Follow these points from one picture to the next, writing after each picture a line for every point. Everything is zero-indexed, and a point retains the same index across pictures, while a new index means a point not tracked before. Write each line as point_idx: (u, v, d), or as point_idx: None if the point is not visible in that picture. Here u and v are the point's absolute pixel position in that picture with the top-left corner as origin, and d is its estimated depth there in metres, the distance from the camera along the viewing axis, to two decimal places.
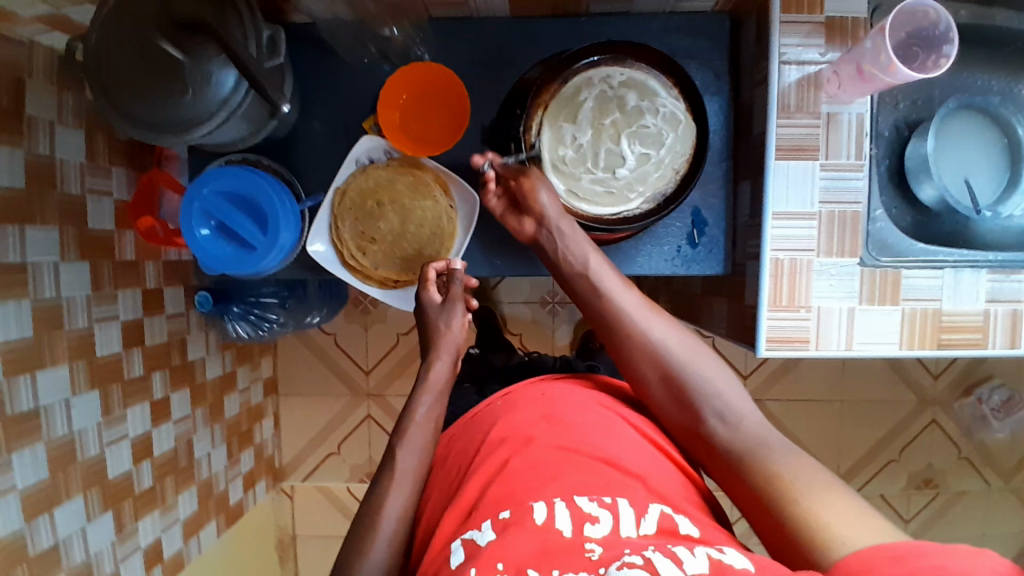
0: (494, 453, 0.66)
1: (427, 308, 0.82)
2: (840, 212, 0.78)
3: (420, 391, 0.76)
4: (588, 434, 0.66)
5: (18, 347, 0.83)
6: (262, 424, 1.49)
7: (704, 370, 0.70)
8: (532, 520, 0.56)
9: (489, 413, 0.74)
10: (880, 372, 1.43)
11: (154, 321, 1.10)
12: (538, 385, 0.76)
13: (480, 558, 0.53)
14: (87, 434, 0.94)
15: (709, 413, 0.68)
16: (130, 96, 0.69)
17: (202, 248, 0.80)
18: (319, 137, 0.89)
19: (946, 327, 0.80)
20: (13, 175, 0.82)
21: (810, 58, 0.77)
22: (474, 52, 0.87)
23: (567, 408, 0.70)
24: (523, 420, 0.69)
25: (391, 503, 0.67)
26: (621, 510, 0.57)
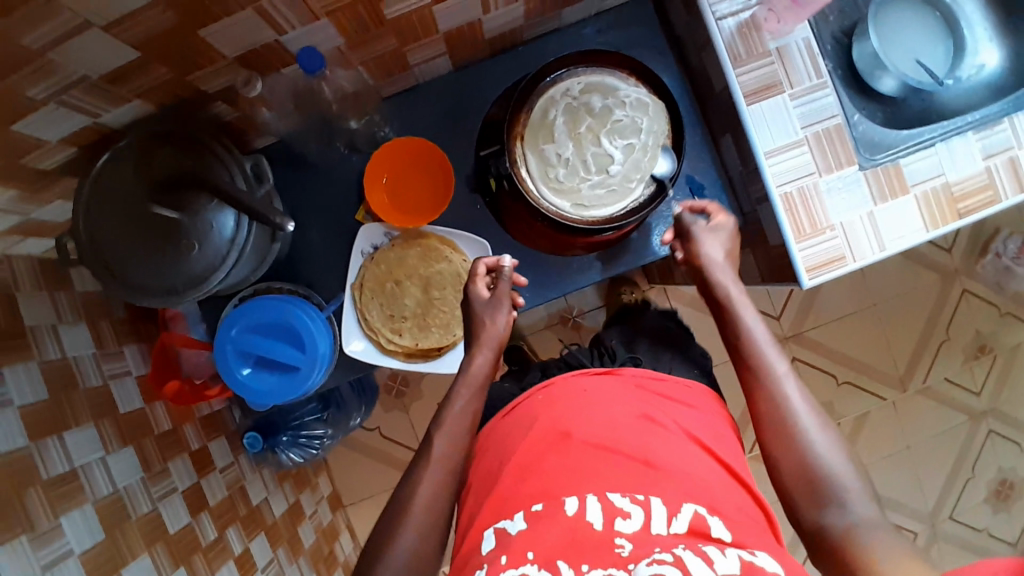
0: (531, 447, 0.70)
1: (472, 301, 0.80)
2: (824, 130, 0.81)
3: (456, 386, 0.77)
4: (633, 427, 0.69)
5: (96, 553, 0.79)
6: (340, 540, 1.43)
7: (840, 466, 0.66)
8: (563, 514, 0.62)
9: (527, 407, 0.75)
10: (898, 265, 1.46)
11: (210, 479, 1.07)
12: (577, 379, 0.76)
13: (511, 549, 0.61)
14: None
15: (827, 502, 0.65)
16: (139, 269, 0.70)
17: (248, 387, 0.80)
18: (317, 243, 0.90)
19: (959, 196, 0.82)
20: (35, 387, 0.79)
21: (740, 7, 0.81)
22: (434, 114, 0.90)
23: (609, 407, 0.72)
24: (565, 414, 0.72)
25: (423, 492, 0.70)
26: (654, 507, 0.62)
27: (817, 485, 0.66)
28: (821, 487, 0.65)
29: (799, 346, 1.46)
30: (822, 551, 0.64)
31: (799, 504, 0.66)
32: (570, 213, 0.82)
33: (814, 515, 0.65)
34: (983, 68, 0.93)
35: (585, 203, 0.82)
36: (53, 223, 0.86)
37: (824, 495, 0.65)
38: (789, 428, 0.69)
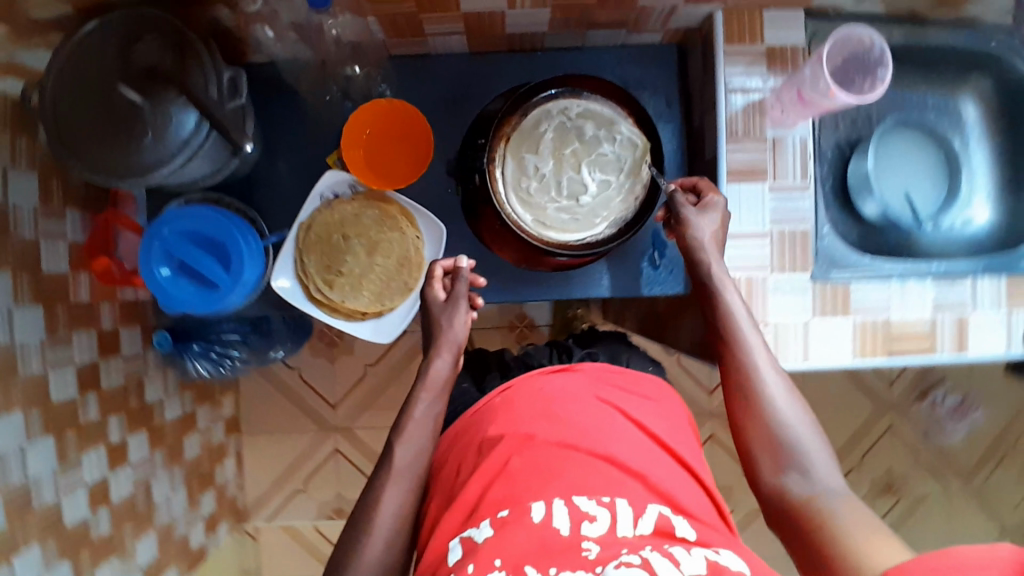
0: (494, 450, 0.69)
1: (431, 305, 0.80)
2: (790, 230, 0.83)
3: (418, 390, 0.76)
4: (587, 427, 0.70)
5: None
6: (223, 466, 1.45)
7: (803, 432, 0.69)
8: (529, 519, 0.61)
9: (487, 410, 0.76)
10: (838, 381, 1.48)
11: (110, 364, 1.07)
12: (537, 379, 0.77)
13: (478, 556, 0.59)
14: (42, 481, 0.90)
15: (791, 466, 0.68)
16: (90, 144, 0.69)
17: (162, 289, 0.79)
18: (282, 173, 0.89)
19: (896, 336, 0.84)
20: None
21: (753, 86, 0.82)
22: (435, 88, 0.90)
23: (569, 404, 0.72)
24: (524, 415, 0.71)
25: (387, 499, 0.71)
26: (619, 508, 0.62)
27: (783, 450, 0.69)
28: (782, 451, 0.69)
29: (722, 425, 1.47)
30: (783, 514, 0.67)
31: (764, 466, 0.69)
32: (530, 228, 0.82)
33: (779, 483, 0.68)
34: (974, 219, 0.95)
35: (547, 222, 0.82)
36: (33, 70, 0.86)
37: (788, 460, 0.68)
38: (752, 401, 0.71)
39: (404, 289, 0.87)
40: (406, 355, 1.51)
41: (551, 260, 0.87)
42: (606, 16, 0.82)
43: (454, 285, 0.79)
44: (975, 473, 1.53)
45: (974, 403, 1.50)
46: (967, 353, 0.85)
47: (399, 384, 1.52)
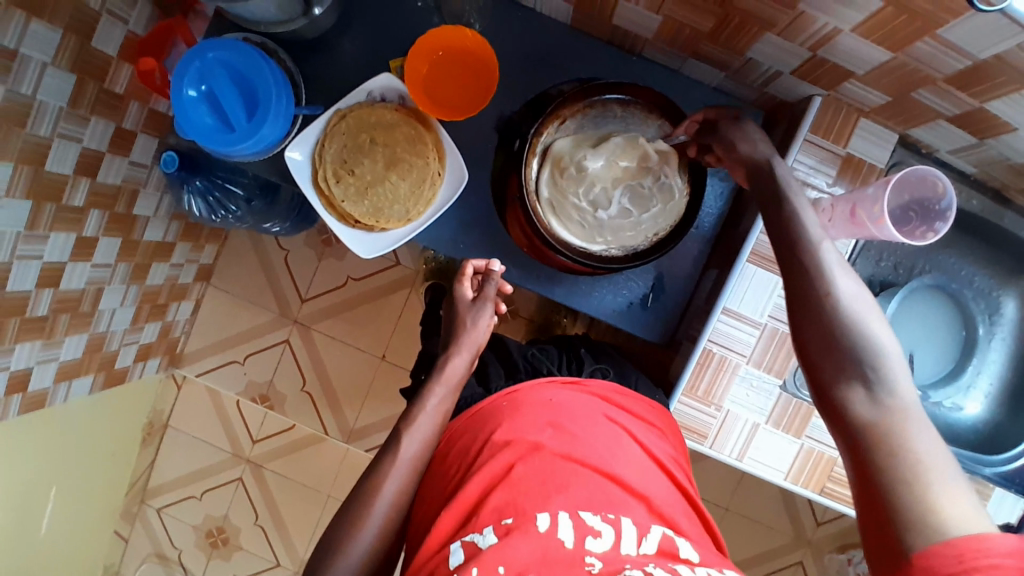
0: (497, 454, 0.67)
1: (458, 302, 0.84)
2: (784, 332, 0.80)
3: (432, 383, 0.77)
4: (596, 445, 0.70)
5: None
6: (179, 304, 1.45)
7: (877, 341, 0.56)
8: (534, 528, 0.59)
9: (493, 410, 0.75)
10: (772, 499, 1.46)
11: (115, 160, 1.09)
12: (545, 389, 0.77)
13: (481, 561, 0.56)
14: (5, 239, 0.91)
15: (855, 373, 0.56)
16: None
17: (182, 107, 0.79)
18: (345, 58, 0.89)
19: (836, 477, 0.82)
20: None
21: (815, 183, 0.80)
22: (522, 43, 0.89)
23: (574, 417, 0.73)
24: (530, 422, 0.71)
25: (386, 488, 0.69)
26: (624, 527, 0.61)
27: (848, 352, 0.56)
28: (846, 356, 0.56)
29: None
30: (843, 432, 0.56)
31: (823, 376, 0.58)
32: (540, 207, 0.80)
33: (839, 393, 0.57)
34: (965, 407, 0.92)
35: (561, 216, 0.80)
36: None
37: (849, 363, 0.56)
38: (818, 304, 0.58)
39: (403, 217, 0.86)
40: (390, 284, 1.51)
41: (555, 257, 0.85)
42: (709, 51, 0.80)
43: (484, 287, 0.84)
44: None
45: None
46: None
47: (370, 306, 1.51)
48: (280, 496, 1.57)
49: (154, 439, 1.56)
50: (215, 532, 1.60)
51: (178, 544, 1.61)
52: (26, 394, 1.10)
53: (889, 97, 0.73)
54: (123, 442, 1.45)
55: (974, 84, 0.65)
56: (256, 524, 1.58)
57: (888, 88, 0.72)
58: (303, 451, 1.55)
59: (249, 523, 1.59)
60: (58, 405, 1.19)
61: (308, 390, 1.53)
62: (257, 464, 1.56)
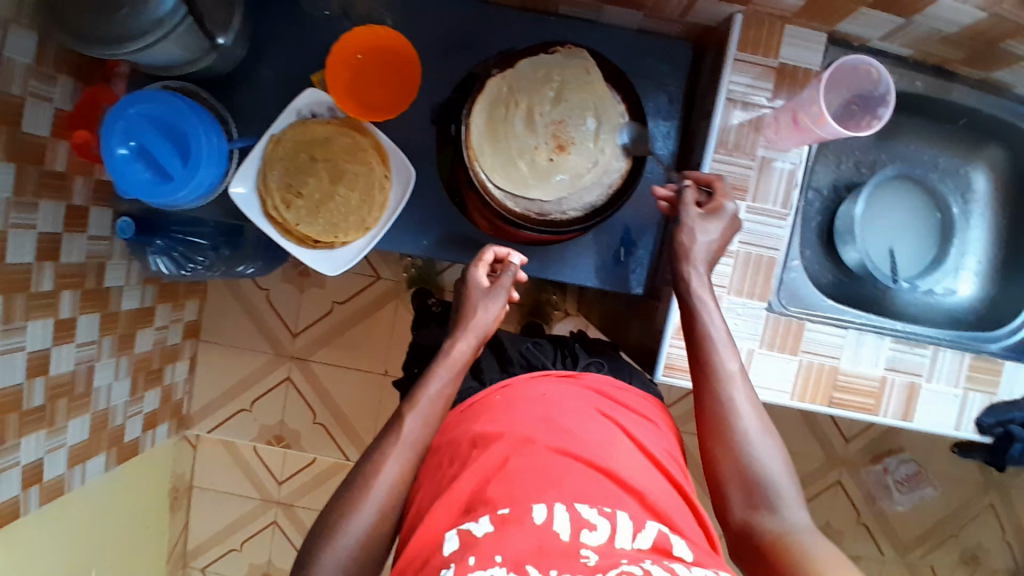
0: (491, 447, 0.67)
1: (471, 288, 0.82)
2: (756, 254, 0.79)
3: (436, 366, 0.77)
4: (590, 438, 0.68)
5: None
6: (174, 366, 1.45)
7: (776, 469, 0.64)
8: (531, 520, 0.58)
9: (485, 406, 0.75)
10: (795, 425, 1.47)
11: (73, 238, 1.09)
12: (538, 383, 0.77)
13: (478, 550, 0.56)
14: None
15: (761, 497, 0.63)
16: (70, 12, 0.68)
17: (115, 167, 0.78)
18: (266, 84, 0.88)
19: (839, 385, 0.82)
20: None
21: (756, 101, 0.79)
22: (437, 29, 0.88)
23: (566, 411, 0.72)
24: (522, 419, 0.70)
25: (387, 470, 0.70)
26: (619, 521, 0.60)
27: (755, 484, 0.64)
28: (754, 482, 0.64)
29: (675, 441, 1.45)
30: (754, 556, 0.62)
31: (734, 501, 0.65)
32: (489, 185, 0.79)
33: (748, 513, 0.63)
34: (958, 290, 0.91)
35: (514, 192, 0.79)
36: None
37: (756, 487, 0.64)
38: (728, 426, 0.66)
39: (361, 226, 0.85)
40: (376, 300, 1.51)
41: (518, 234, 0.84)
42: None
43: (499, 277, 0.83)
44: (911, 547, 1.52)
45: (927, 478, 1.50)
46: (912, 422, 0.83)
47: (362, 326, 1.51)
48: None
49: (182, 503, 1.56)
50: None
51: None
52: (43, 485, 1.10)
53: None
54: (152, 514, 1.46)
55: None
56: None
57: None
58: (328, 483, 1.55)
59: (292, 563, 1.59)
60: (78, 489, 1.20)
61: (319, 419, 1.53)
62: (287, 504, 1.57)
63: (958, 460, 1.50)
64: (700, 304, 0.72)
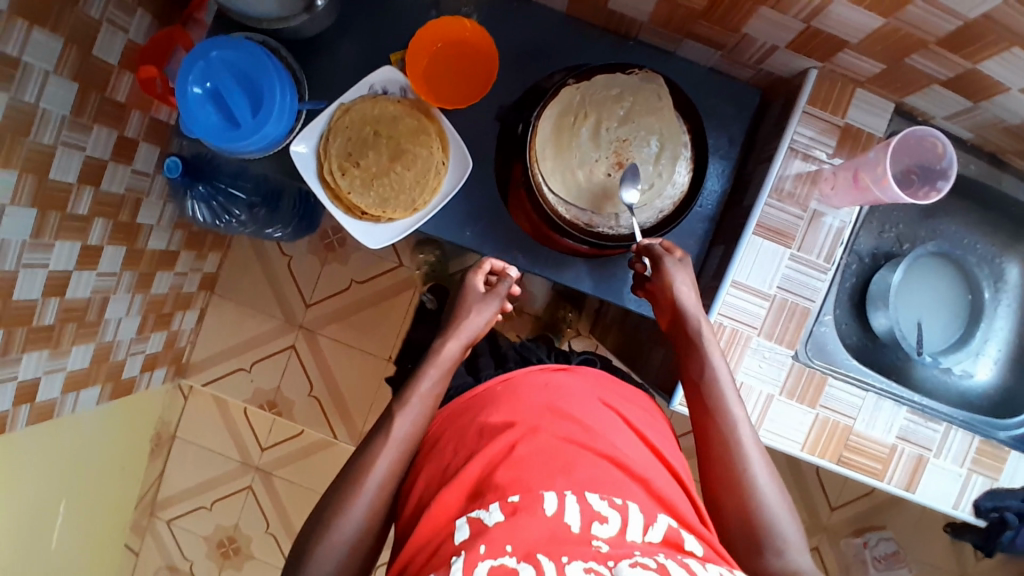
0: (497, 435, 0.67)
1: (469, 293, 0.86)
2: (793, 303, 0.80)
3: (426, 365, 0.79)
4: (596, 428, 0.70)
5: None
6: (184, 314, 1.45)
7: (781, 515, 0.67)
8: (541, 509, 0.58)
9: (487, 395, 0.75)
10: (783, 483, 1.47)
11: (117, 169, 1.10)
12: (542, 373, 0.77)
13: (489, 538, 0.56)
14: (10, 246, 0.91)
15: (769, 547, 0.65)
16: None
17: (187, 105, 0.79)
18: (342, 54, 0.90)
19: (851, 445, 0.83)
20: None
21: (816, 155, 0.81)
22: (520, 32, 0.90)
23: (572, 399, 0.73)
24: (528, 406, 0.71)
25: (379, 466, 0.70)
26: (631, 513, 0.60)
27: (761, 532, 0.65)
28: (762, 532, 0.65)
29: None
30: None
31: (743, 551, 0.66)
32: (542, 187, 0.80)
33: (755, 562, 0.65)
34: (975, 374, 0.93)
35: (567, 199, 0.80)
36: None
37: (765, 538, 0.65)
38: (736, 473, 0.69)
39: (409, 207, 0.86)
40: (394, 286, 1.52)
41: (560, 240, 0.85)
42: (705, 31, 0.81)
43: (496, 285, 0.87)
44: None
45: (903, 560, 1.51)
46: (914, 494, 0.84)
47: (375, 309, 1.52)
48: (292, 505, 1.55)
49: (163, 451, 1.55)
50: (227, 543, 1.59)
51: (191, 556, 1.59)
52: (34, 405, 1.09)
53: (883, 65, 0.75)
54: (131, 457, 1.45)
55: (969, 44, 0.66)
56: (268, 534, 1.57)
57: (882, 56, 0.73)
58: (312, 457, 1.54)
59: (259, 532, 1.57)
60: (67, 415, 1.19)
61: (315, 395, 1.53)
62: (267, 472, 1.56)
63: (936, 547, 1.51)
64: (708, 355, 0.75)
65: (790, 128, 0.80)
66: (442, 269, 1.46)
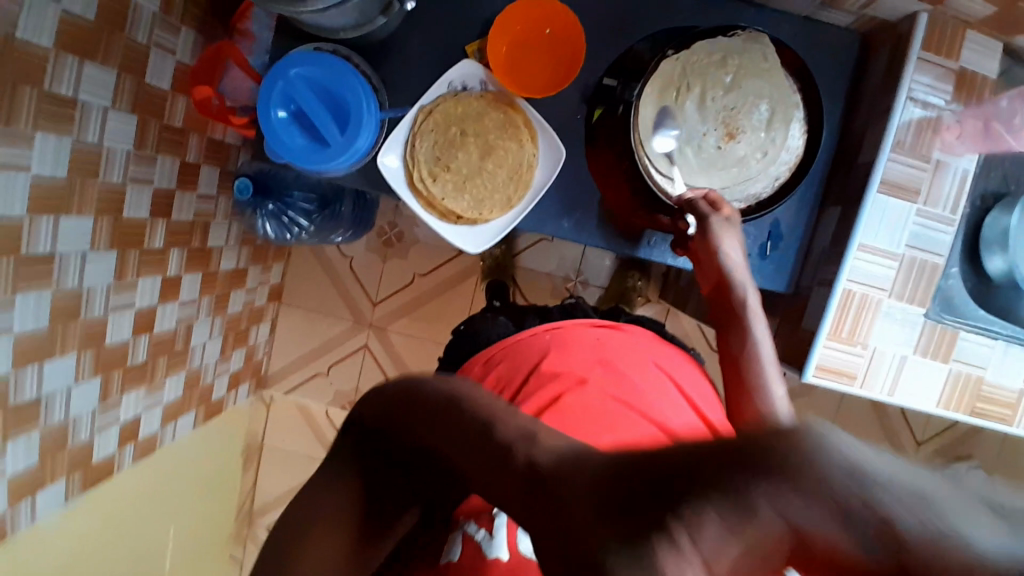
0: (548, 385, 0.75)
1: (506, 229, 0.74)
2: (921, 260, 0.77)
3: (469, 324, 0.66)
4: (644, 388, 0.78)
5: (50, 187, 0.81)
6: (258, 328, 1.46)
7: None
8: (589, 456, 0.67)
9: (537, 341, 0.82)
10: (871, 428, 1.47)
11: (185, 197, 1.09)
12: (590, 329, 0.84)
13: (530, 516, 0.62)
14: (95, 293, 0.93)
15: None
16: None
17: (274, 131, 0.76)
18: (413, 52, 0.85)
19: (983, 395, 0.82)
20: (87, 2, 0.79)
21: (933, 103, 0.76)
22: (599, 5, 0.84)
23: (621, 355, 0.81)
24: (579, 360, 0.79)
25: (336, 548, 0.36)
26: None
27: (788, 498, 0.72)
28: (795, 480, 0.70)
29: None
30: None
31: None
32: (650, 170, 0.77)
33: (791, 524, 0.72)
34: None
35: (676, 178, 0.78)
36: None
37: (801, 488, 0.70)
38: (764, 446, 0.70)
39: (505, 205, 0.84)
40: (458, 275, 1.50)
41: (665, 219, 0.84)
42: None
43: None
44: None
45: None
46: None
47: (442, 301, 1.51)
48: None
49: (254, 462, 1.58)
50: None
51: None
52: (138, 441, 1.12)
53: (995, 7, 0.70)
54: (227, 471, 1.49)
55: None
56: None
57: None
58: None
59: None
60: (169, 444, 1.22)
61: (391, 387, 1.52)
62: None
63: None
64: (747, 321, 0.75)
65: (908, 75, 0.75)
66: (506, 258, 1.46)
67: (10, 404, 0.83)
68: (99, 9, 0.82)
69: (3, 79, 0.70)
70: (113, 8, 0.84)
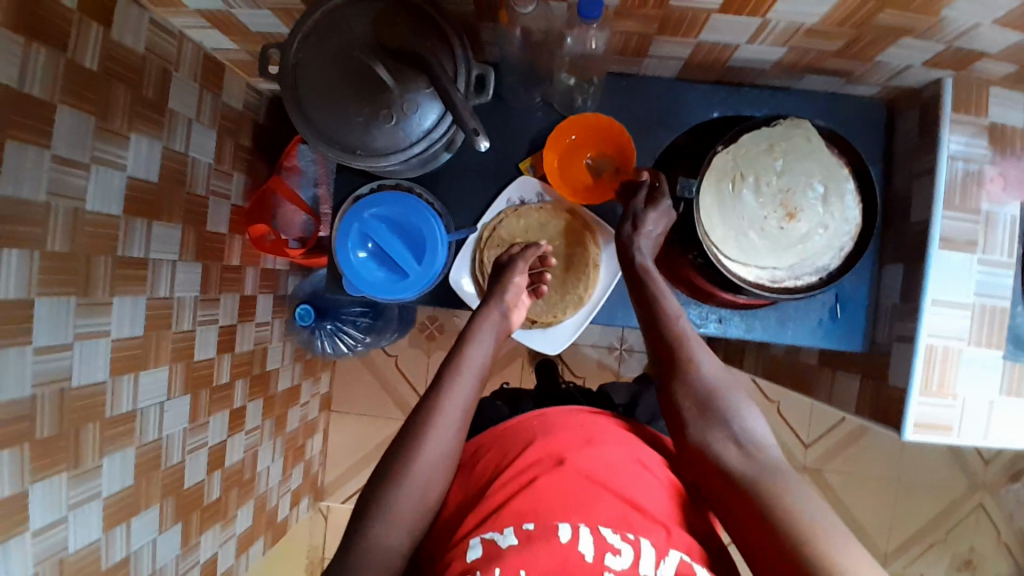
0: (527, 468, 0.68)
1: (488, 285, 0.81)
2: (991, 306, 0.80)
3: (455, 371, 0.71)
4: (618, 467, 0.69)
5: (128, 345, 0.82)
6: (313, 439, 1.45)
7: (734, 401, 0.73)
8: (557, 539, 0.60)
9: (521, 429, 0.75)
10: (934, 454, 1.47)
11: (245, 328, 1.11)
12: (580, 414, 0.77)
13: (504, 562, 0.58)
14: (173, 440, 0.93)
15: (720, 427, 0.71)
16: (336, 120, 0.69)
17: (356, 270, 0.80)
18: (468, 174, 0.89)
19: None
20: (149, 168, 0.82)
21: (974, 157, 0.80)
22: (637, 107, 0.89)
23: (610, 437, 0.73)
24: (561, 438, 0.72)
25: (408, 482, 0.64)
26: (643, 548, 0.61)
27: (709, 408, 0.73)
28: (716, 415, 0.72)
29: (812, 480, 1.47)
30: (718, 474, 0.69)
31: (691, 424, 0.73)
32: (720, 257, 0.79)
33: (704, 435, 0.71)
34: None
35: (745, 260, 0.80)
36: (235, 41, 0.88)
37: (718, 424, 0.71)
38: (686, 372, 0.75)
39: (577, 303, 0.87)
40: (503, 358, 1.51)
41: (724, 296, 0.86)
42: (835, 64, 0.80)
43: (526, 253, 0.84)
44: None
45: None
46: None
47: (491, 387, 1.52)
48: None
49: None
50: None
51: None
52: None
53: (1018, 65, 0.74)
54: None
55: None
56: None
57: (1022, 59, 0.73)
58: None
59: None
60: None
61: None
62: None
63: None
64: (662, 297, 0.79)
65: (945, 137, 0.79)
66: None
67: (103, 567, 0.82)
68: (161, 171, 0.85)
69: (80, 254, 0.72)
70: (174, 169, 0.88)
